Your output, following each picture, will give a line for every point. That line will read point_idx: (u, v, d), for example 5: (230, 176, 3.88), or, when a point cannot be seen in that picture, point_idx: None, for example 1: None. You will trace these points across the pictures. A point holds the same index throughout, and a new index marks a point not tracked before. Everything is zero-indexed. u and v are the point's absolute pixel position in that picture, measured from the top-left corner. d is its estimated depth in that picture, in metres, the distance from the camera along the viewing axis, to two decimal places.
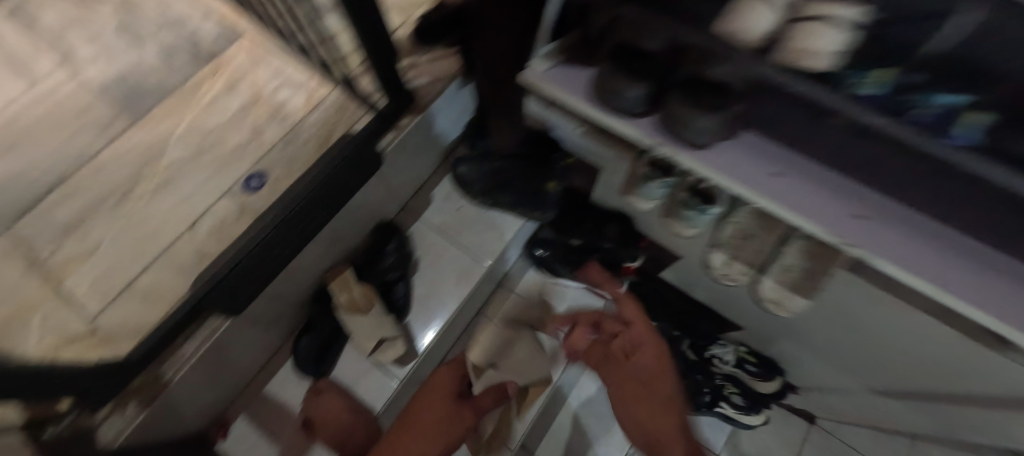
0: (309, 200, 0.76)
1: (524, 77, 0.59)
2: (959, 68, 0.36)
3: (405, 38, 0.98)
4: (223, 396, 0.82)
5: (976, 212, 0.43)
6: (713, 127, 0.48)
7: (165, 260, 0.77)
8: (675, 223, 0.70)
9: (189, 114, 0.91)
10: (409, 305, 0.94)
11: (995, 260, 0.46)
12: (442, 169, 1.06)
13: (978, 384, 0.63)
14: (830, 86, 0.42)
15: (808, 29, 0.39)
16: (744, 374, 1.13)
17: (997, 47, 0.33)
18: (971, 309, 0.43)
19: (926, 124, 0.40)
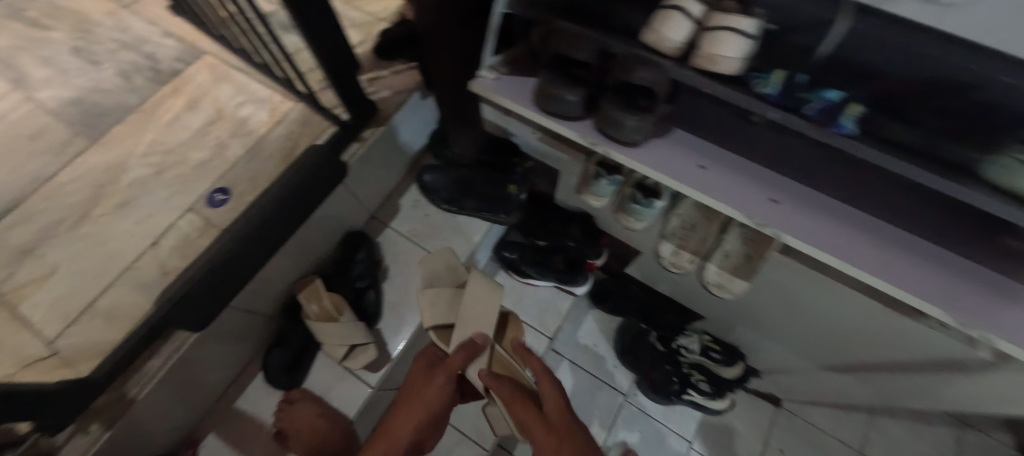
0: (274, 212, 0.78)
1: (474, 86, 0.64)
2: (837, 69, 0.47)
3: (367, 53, 1.01)
4: (192, 412, 0.82)
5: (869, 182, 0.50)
6: (641, 127, 0.53)
7: (129, 279, 0.77)
8: (626, 217, 0.76)
9: (149, 132, 0.91)
10: (379, 312, 0.95)
11: (883, 231, 0.53)
12: (409, 178, 1.09)
13: (905, 351, 0.69)
14: (737, 87, 0.48)
15: (717, 37, 0.45)
16: (710, 361, 1.17)
17: (862, 47, 0.43)
18: (863, 274, 0.50)
19: (812, 118, 0.46)
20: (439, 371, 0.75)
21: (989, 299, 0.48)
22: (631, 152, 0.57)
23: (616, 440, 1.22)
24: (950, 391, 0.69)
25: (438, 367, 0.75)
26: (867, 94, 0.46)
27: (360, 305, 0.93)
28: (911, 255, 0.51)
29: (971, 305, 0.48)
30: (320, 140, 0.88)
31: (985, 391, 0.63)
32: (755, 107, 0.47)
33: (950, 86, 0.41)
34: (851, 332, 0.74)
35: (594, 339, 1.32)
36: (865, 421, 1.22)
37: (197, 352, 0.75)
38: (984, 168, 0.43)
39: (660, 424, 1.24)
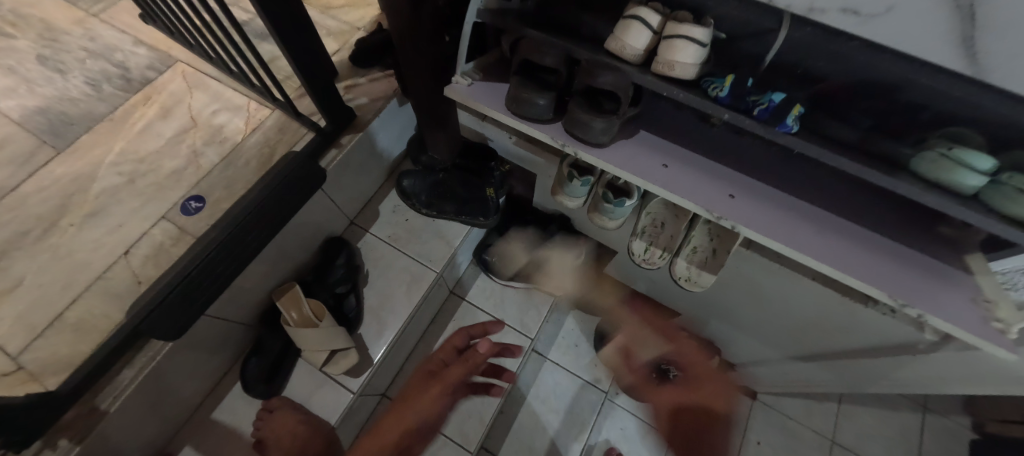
0: (251, 218, 0.78)
1: (449, 92, 0.65)
2: (784, 72, 0.54)
3: (344, 61, 1.02)
4: (167, 425, 0.80)
5: None
6: (607, 129, 0.57)
7: (98, 290, 0.75)
8: (599, 216, 0.78)
9: (120, 141, 0.90)
10: (360, 317, 0.95)
11: (833, 221, 0.57)
12: (388, 184, 1.10)
13: (862, 338, 0.74)
14: (693, 91, 0.51)
15: (675, 45, 0.49)
16: (684, 357, 1.22)
17: (805, 54, 0.51)
18: (812, 260, 0.54)
19: (760, 118, 0.49)
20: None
21: (928, 284, 0.53)
22: (600, 153, 0.61)
23: (600, 438, 1.24)
24: (904, 374, 0.74)
25: None
26: (806, 94, 0.53)
27: (340, 310, 0.93)
28: (856, 242, 0.55)
29: (911, 289, 0.52)
30: (298, 146, 0.89)
31: (935, 372, 0.67)
32: (710, 108, 0.50)
33: (876, 86, 0.49)
34: (815, 322, 0.78)
35: (574, 338, 1.33)
36: (835, 410, 1.27)
37: (171, 362, 0.73)
38: (913, 161, 0.47)
39: (641, 421, 1.27)
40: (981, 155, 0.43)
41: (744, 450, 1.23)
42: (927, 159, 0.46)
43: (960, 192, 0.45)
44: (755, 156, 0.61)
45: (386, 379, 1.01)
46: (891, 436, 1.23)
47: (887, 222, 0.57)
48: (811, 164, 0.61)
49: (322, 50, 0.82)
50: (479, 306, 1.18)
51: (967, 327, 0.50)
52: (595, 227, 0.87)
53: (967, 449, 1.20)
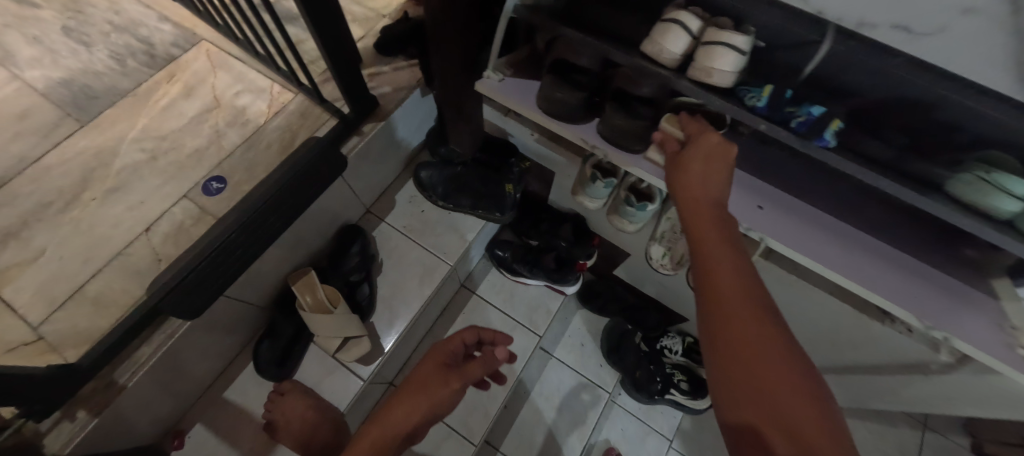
0: (273, 202, 0.78)
1: (479, 87, 0.65)
2: (821, 86, 0.53)
3: (368, 48, 1.02)
4: (180, 402, 0.81)
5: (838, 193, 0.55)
6: (640, 134, 0.57)
7: (118, 265, 0.76)
8: (618, 220, 0.79)
9: (142, 118, 0.90)
10: (373, 306, 0.96)
11: (860, 239, 0.57)
12: (405, 174, 1.10)
13: (875, 354, 0.74)
14: (729, 99, 0.50)
15: (713, 52, 0.48)
16: (691, 362, 1.28)
17: (844, 71, 0.50)
18: (838, 276, 0.55)
19: (798, 131, 0.49)
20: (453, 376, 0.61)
21: (952, 305, 0.53)
22: (630, 156, 0.61)
23: (600, 437, 1.26)
24: (913, 392, 0.73)
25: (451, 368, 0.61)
26: (842, 108, 0.53)
27: (353, 298, 0.93)
28: (881, 259, 0.56)
29: (934, 310, 0.52)
30: (320, 132, 0.89)
31: (947, 392, 0.67)
32: (746, 118, 0.50)
33: (909, 103, 0.48)
34: (830, 335, 0.78)
35: (580, 337, 1.35)
36: None
37: (187, 341, 0.73)
38: (948, 183, 0.47)
39: (642, 423, 1.28)
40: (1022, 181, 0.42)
41: None
42: (964, 182, 0.45)
43: (993, 215, 0.45)
44: (783, 166, 0.60)
45: (395, 368, 1.02)
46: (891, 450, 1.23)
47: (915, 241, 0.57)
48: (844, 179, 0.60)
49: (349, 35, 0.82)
50: (488, 301, 1.19)
51: (991, 351, 0.49)
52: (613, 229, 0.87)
53: None
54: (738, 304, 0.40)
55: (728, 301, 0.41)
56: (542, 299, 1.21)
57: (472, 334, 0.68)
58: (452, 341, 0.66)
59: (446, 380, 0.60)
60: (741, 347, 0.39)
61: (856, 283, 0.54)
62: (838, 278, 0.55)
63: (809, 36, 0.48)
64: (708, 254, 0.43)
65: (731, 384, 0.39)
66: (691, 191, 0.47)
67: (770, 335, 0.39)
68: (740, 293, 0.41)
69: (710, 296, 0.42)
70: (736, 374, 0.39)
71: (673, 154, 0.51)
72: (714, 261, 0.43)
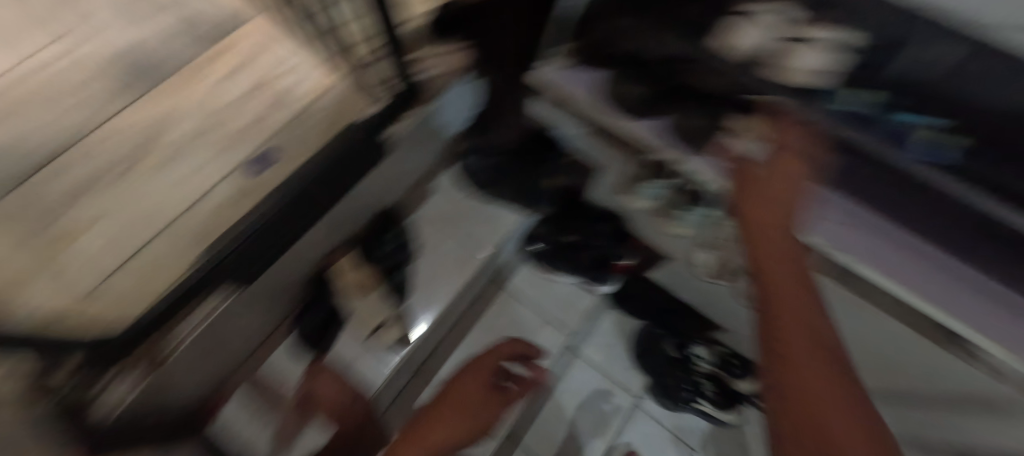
0: (317, 183, 0.79)
1: (535, 76, 0.65)
2: (945, 94, 0.39)
3: (417, 24, 0.92)
4: (220, 370, 0.84)
5: (952, 223, 0.46)
6: (703, 128, 0.56)
7: (171, 234, 0.79)
8: (669, 223, 0.75)
9: (196, 91, 0.92)
10: (409, 289, 0.96)
11: (984, 281, 0.47)
12: (444, 161, 1.09)
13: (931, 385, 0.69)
14: (811, 98, 0.47)
15: (794, 50, 0.46)
16: (724, 373, 1.19)
17: (978, 79, 0.36)
18: (936, 312, 0.47)
19: (906, 146, 0.42)
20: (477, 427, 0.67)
21: None
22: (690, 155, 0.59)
23: (622, 440, 1.22)
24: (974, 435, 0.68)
25: None
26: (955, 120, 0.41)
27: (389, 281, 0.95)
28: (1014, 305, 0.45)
29: None
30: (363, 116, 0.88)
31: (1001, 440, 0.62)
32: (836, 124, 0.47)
33: None
34: (885, 364, 0.71)
35: (609, 338, 1.31)
36: None
37: (228, 316, 0.74)
38: None
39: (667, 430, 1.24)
40: None
41: None
42: None
43: None
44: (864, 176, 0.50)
45: (424, 354, 1.03)
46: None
47: None
48: None
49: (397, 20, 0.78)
50: (520, 294, 1.21)
51: None
52: (657, 231, 0.84)
53: None
54: (806, 363, 0.51)
55: (796, 354, 0.51)
56: (573, 295, 1.22)
57: None
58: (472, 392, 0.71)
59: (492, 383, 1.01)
60: (813, 400, 0.50)
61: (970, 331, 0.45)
62: (928, 306, 0.48)
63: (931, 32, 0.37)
64: (778, 301, 0.53)
65: (803, 416, 0.50)
66: (755, 208, 0.54)
67: (837, 384, 0.50)
68: (809, 334, 0.51)
69: (776, 344, 0.53)
70: (795, 412, 0.51)
71: (743, 176, 0.56)
72: (781, 318, 0.53)
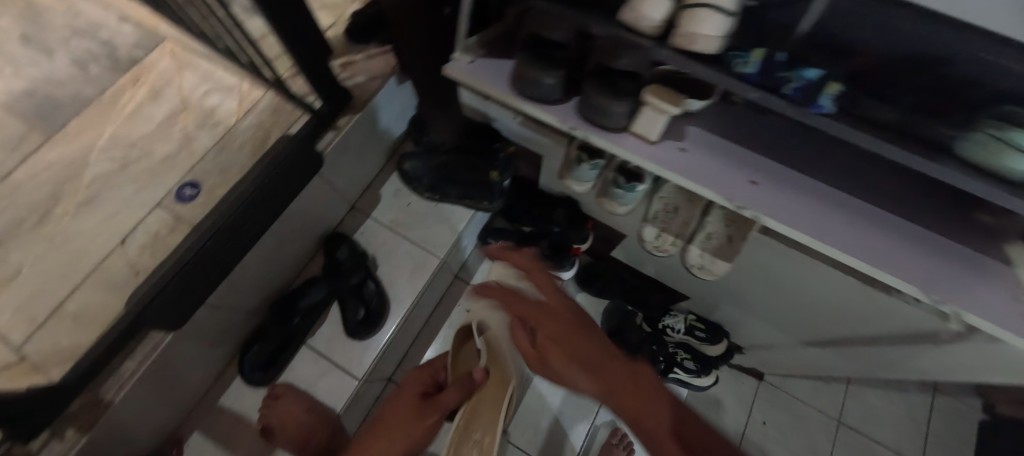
0: (248, 203, 0.74)
1: (446, 70, 0.59)
2: (826, 48, 0.46)
3: (338, 37, 0.97)
4: (174, 413, 0.80)
5: (830, 172, 0.53)
6: (626, 112, 0.51)
7: (97, 279, 0.74)
8: (609, 202, 0.76)
9: (110, 124, 0.88)
10: (381, 301, 0.94)
11: (873, 213, 0.51)
12: (390, 166, 1.07)
13: (880, 324, 0.69)
14: (716, 65, 0.46)
15: (696, 14, 0.43)
16: (694, 340, 1.17)
17: (839, 31, 0.44)
18: (850, 258, 0.48)
19: (791, 98, 0.44)
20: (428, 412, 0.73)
21: (969, 277, 0.47)
22: (611, 136, 0.55)
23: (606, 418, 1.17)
24: (926, 361, 0.70)
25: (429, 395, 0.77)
26: (841, 69, 0.47)
27: (361, 293, 0.93)
28: (896, 237, 0.49)
29: (946, 282, 0.46)
30: (293, 127, 0.84)
31: (959, 362, 0.64)
32: (735, 86, 0.45)
33: (922, 62, 0.43)
34: (779, 281, 0.76)
35: None
36: (843, 391, 1.21)
37: (175, 349, 0.72)
38: (958, 144, 0.42)
39: None
40: None
41: (749, 431, 1.18)
42: (977, 143, 0.41)
43: (1009, 179, 0.40)
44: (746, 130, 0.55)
45: (390, 366, 1.03)
46: (919, 412, 1.19)
47: (928, 214, 0.51)
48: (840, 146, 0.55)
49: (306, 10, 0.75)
50: None
51: (1006, 325, 0.45)
52: (602, 210, 0.85)
53: (974, 429, 1.17)
54: None
55: None
56: None
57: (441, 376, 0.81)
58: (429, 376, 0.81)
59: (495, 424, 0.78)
60: None
61: (862, 261, 0.47)
62: (859, 264, 0.48)
63: (787, 19, 0.45)
64: None
65: None
66: None
67: None
68: None
69: None
70: None
71: None
72: None
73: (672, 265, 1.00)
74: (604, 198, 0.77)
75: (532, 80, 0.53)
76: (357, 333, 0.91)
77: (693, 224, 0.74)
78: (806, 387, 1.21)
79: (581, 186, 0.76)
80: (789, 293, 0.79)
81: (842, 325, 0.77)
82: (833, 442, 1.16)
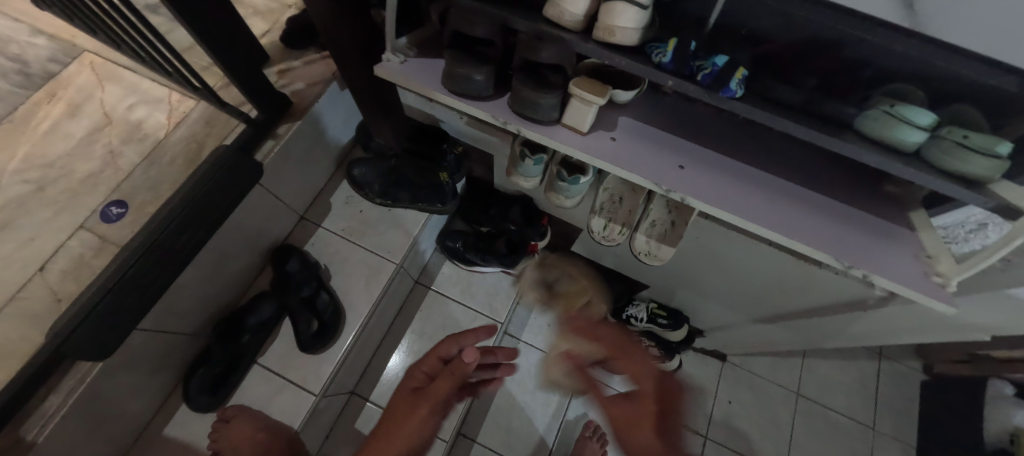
0: (181, 219, 0.71)
1: (377, 71, 0.58)
2: (734, 34, 0.50)
3: (274, 43, 0.95)
4: (112, 448, 0.75)
5: (750, 153, 0.56)
6: (554, 104, 0.53)
7: (14, 311, 0.69)
8: (556, 196, 0.77)
9: (24, 144, 0.82)
10: (336, 311, 0.91)
11: (790, 189, 0.54)
12: (339, 174, 1.04)
13: (818, 296, 0.73)
14: (636, 56, 0.47)
15: (614, 8, 0.44)
16: (657, 327, 1.16)
17: (743, 18, 0.47)
18: (768, 232, 0.51)
19: (704, 84, 0.46)
20: (422, 400, 0.62)
21: (877, 244, 0.51)
22: (544, 129, 0.56)
23: (577, 412, 1.19)
24: (858, 328, 0.74)
25: (420, 391, 0.64)
26: (750, 55, 0.50)
27: (313, 305, 0.89)
28: (811, 210, 0.53)
29: (855, 250, 0.50)
30: (228, 138, 0.81)
31: (887, 327, 0.69)
32: (653, 76, 0.47)
33: (818, 44, 0.46)
34: (723, 262, 0.79)
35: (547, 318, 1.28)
36: (799, 364, 1.27)
37: (106, 381, 0.68)
38: (857, 120, 0.45)
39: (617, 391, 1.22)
40: (921, 110, 0.42)
41: (714, 411, 1.22)
42: (872, 118, 0.44)
43: (902, 149, 0.44)
44: (671, 118, 0.58)
45: (352, 377, 1.00)
46: (868, 378, 1.26)
47: (841, 190, 0.55)
48: (762, 130, 0.58)
49: (233, 16, 0.73)
50: (445, 295, 1.15)
51: (912, 286, 0.48)
52: (551, 205, 0.86)
53: (917, 389, 1.25)
54: None
55: None
56: (499, 285, 1.18)
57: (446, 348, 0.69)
58: (422, 362, 0.68)
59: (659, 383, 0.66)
60: None
61: (780, 235, 0.50)
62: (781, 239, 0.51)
63: (701, 12, 0.49)
64: None
65: None
66: None
67: None
68: None
69: None
70: None
71: None
72: None
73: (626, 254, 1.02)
74: (551, 193, 0.78)
75: (460, 77, 0.53)
76: (311, 347, 0.88)
77: (638, 213, 0.76)
78: (764, 364, 1.26)
79: (528, 181, 0.77)
80: (735, 273, 0.81)
81: (786, 300, 0.81)
82: (792, 414, 1.21)
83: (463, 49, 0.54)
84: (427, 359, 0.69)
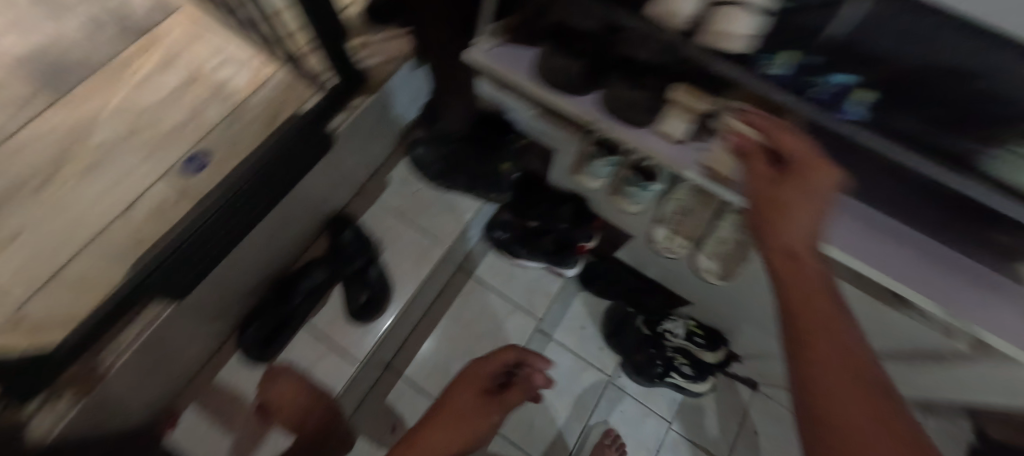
0: (256, 180, 0.74)
1: (467, 56, 0.58)
2: (853, 55, 0.43)
3: (357, 16, 0.96)
4: (168, 387, 0.79)
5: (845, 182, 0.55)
6: (648, 106, 0.52)
7: (98, 247, 0.74)
8: (621, 200, 0.75)
9: (120, 90, 0.87)
10: (385, 285, 0.93)
11: (878, 220, 0.55)
12: (400, 152, 1.06)
13: (886, 340, 0.69)
14: (746, 67, 0.47)
15: (727, 13, 0.42)
16: (694, 346, 1.15)
17: (873, 39, 0.41)
18: (856, 263, 0.52)
19: (822, 101, 0.47)
20: (495, 407, 0.63)
21: (969, 285, 0.50)
22: (636, 132, 0.55)
23: (600, 419, 1.17)
24: (926, 379, 0.69)
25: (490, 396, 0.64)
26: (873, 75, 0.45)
27: (363, 280, 0.92)
28: (898, 245, 0.53)
29: (943, 291, 0.50)
30: (306, 105, 0.83)
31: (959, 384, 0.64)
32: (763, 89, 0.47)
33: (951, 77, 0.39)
34: None
35: (581, 320, 1.26)
36: None
37: (172, 325, 0.71)
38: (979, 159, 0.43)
39: (642, 404, 1.19)
40: None
41: (741, 440, 1.18)
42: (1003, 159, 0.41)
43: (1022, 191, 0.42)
44: None
45: (389, 352, 1.03)
46: None
47: (942, 233, 0.52)
48: None
49: None
50: (484, 285, 1.16)
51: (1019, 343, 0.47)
52: (613, 208, 0.84)
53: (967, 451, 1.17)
54: None
55: None
56: (540, 281, 1.17)
57: (513, 356, 0.68)
58: (491, 362, 0.66)
59: (823, 272, 0.42)
60: None
61: (871, 267, 0.50)
62: (870, 272, 0.51)
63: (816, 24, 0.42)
64: None
65: None
66: None
67: None
68: None
69: None
70: None
71: None
72: None
73: (676, 267, 1.00)
74: (615, 196, 0.76)
75: (555, 71, 0.53)
76: (359, 317, 0.91)
77: (706, 228, 0.73)
78: None
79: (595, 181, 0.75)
80: None
81: None
82: None
83: (565, 42, 0.53)
84: (492, 360, 0.67)
